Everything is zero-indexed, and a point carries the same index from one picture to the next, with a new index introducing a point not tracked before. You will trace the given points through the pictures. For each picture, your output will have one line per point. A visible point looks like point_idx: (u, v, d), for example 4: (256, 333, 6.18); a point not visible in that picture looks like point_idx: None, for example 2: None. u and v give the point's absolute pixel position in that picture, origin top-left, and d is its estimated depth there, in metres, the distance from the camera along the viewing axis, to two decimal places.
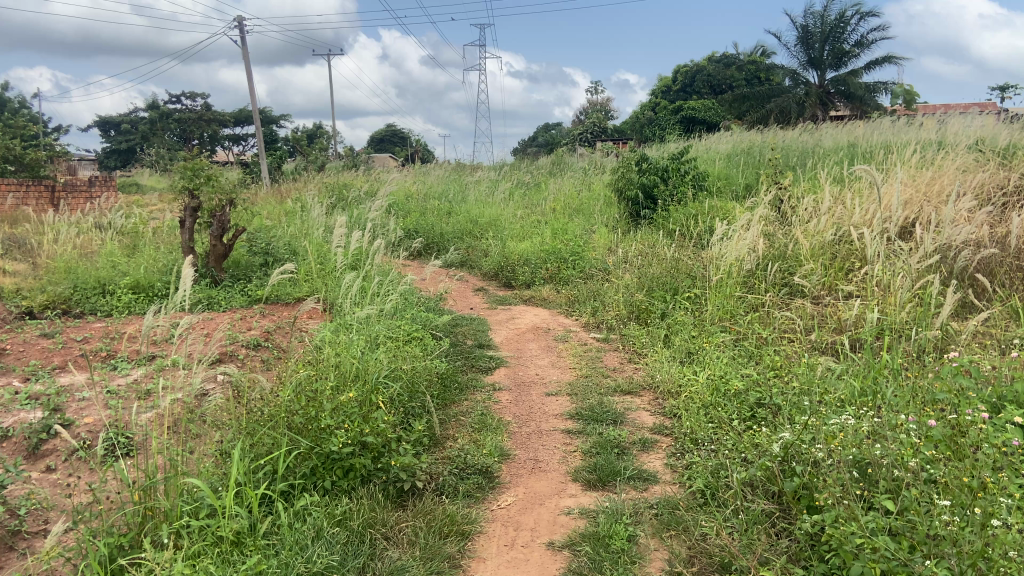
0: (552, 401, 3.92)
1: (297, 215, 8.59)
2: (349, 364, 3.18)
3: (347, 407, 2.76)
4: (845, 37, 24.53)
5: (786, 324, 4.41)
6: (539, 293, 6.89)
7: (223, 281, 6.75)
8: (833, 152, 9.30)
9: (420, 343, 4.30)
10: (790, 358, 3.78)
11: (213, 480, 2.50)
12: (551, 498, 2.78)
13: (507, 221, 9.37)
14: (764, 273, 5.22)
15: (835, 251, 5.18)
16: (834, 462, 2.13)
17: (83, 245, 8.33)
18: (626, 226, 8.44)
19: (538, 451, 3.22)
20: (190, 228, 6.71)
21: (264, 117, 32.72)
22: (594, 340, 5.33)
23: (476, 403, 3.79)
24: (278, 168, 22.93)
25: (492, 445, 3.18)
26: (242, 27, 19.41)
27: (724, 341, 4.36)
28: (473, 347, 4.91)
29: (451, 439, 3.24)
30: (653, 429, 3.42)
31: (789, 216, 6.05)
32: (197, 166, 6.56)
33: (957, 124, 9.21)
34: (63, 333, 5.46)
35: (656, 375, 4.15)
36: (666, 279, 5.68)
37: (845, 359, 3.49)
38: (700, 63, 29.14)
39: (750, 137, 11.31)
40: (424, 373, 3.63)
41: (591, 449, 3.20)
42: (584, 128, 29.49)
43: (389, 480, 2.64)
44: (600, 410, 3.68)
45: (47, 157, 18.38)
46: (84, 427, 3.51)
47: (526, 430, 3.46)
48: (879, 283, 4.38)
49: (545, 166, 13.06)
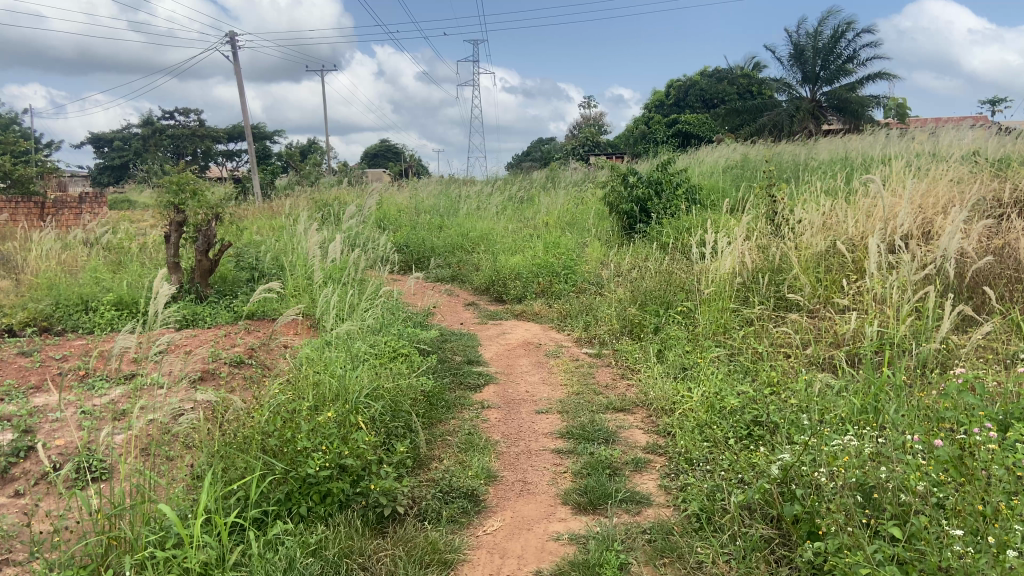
0: (542, 419, 3.80)
1: (286, 229, 8.48)
2: (329, 384, 3.06)
3: (325, 429, 2.64)
4: (838, 52, 24.62)
5: (782, 337, 4.31)
6: (531, 307, 6.78)
7: (209, 297, 6.64)
8: (827, 165, 9.25)
9: (407, 360, 4.18)
10: (787, 373, 3.68)
11: (182, 507, 2.37)
12: (539, 522, 2.65)
13: (498, 235, 9.26)
14: (758, 287, 5.13)
15: (829, 263, 5.10)
16: (837, 486, 2.02)
17: (68, 261, 8.20)
18: (619, 240, 8.36)
19: (527, 472, 3.09)
20: (175, 243, 6.60)
21: (258, 133, 32.71)
22: (586, 355, 5.21)
23: (464, 421, 3.67)
24: (271, 183, 22.81)
25: (479, 466, 3.06)
26: (234, 43, 19.44)
27: (719, 356, 4.26)
28: (462, 363, 4.80)
29: (437, 460, 3.12)
30: (646, 448, 3.31)
31: (784, 227, 5.97)
32: (183, 180, 6.45)
33: (950, 136, 9.17)
34: (42, 351, 5.32)
35: (649, 391, 4.04)
36: (658, 292, 5.59)
37: (844, 375, 3.39)
38: (693, 77, 29.21)
39: (744, 149, 11.27)
40: (408, 392, 3.51)
41: (582, 469, 3.08)
42: (578, 144, 29.54)
43: (369, 505, 2.50)
44: (592, 429, 3.56)
45: (37, 173, 18.20)
46: (54, 450, 3.38)
47: (515, 450, 3.34)
48: (876, 296, 4.29)
49: (539, 179, 13.01)
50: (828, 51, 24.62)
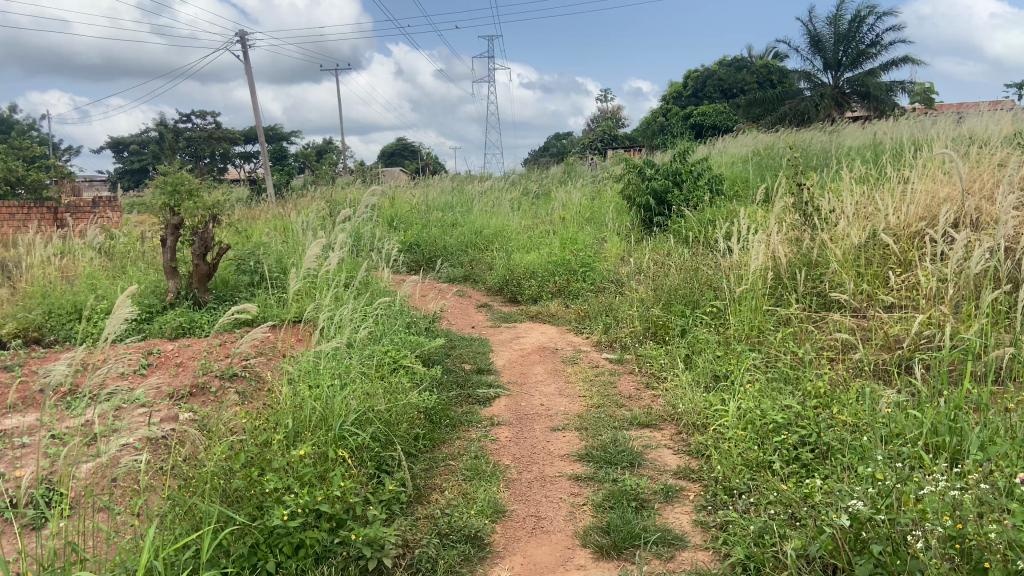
0: (558, 438, 3.38)
1: (290, 230, 8.12)
2: (311, 409, 2.67)
3: (300, 468, 2.25)
4: (859, 37, 23.91)
5: (825, 341, 3.87)
6: (547, 307, 6.36)
7: (207, 303, 6.31)
8: (856, 151, 8.74)
9: (408, 374, 3.79)
10: (836, 385, 3.24)
11: (128, 563, 2.00)
12: (554, 572, 2.24)
13: (513, 232, 8.86)
14: (794, 284, 4.70)
15: (869, 257, 4.67)
16: (929, 545, 1.60)
17: (67, 268, 7.91)
18: (639, 234, 7.90)
19: (540, 505, 2.68)
20: (171, 247, 6.29)
21: (273, 134, 32.53)
22: (606, 361, 4.79)
23: (470, 442, 3.27)
24: (285, 183, 22.55)
25: (485, 501, 2.66)
26: (244, 42, 19.25)
27: (756, 362, 3.82)
28: (471, 373, 4.40)
29: (436, 493, 2.73)
30: (677, 473, 2.89)
31: (816, 217, 5.50)
32: (177, 180, 6.11)
33: (987, 118, 8.62)
34: (25, 364, 4.99)
35: (677, 404, 3.62)
36: (684, 291, 5.15)
37: (905, 388, 2.96)
38: (710, 68, 28.59)
39: (767, 138, 10.75)
40: (405, 414, 3.11)
41: (603, 502, 2.66)
42: (594, 139, 29.08)
43: (351, 557, 2.10)
44: (614, 450, 3.14)
45: (50, 179, 18.11)
46: (12, 483, 3.02)
47: (526, 477, 2.93)
48: (931, 292, 3.84)
49: (556, 174, 12.56)
50: (850, 36, 23.94)
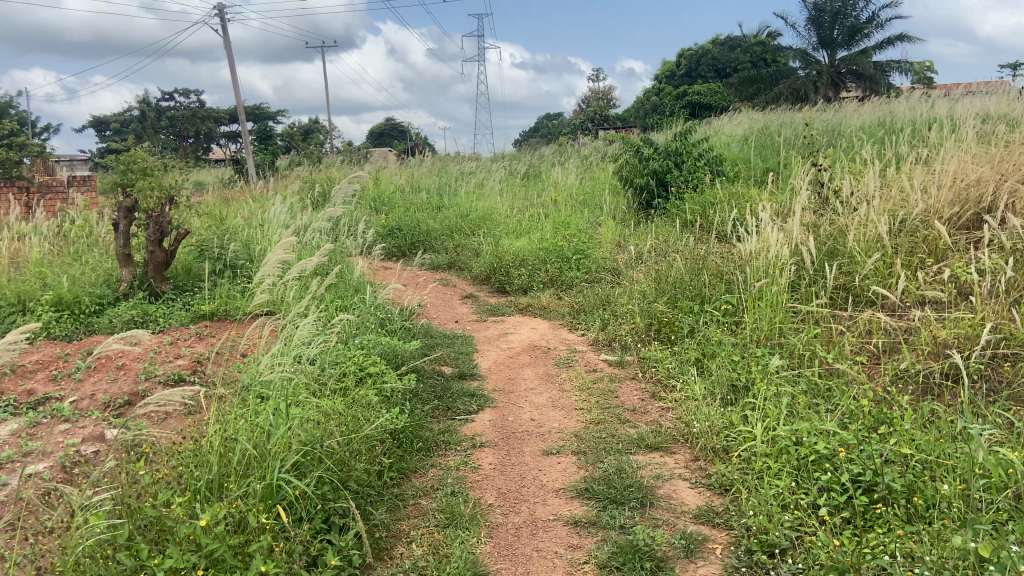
0: (552, 465, 2.84)
1: (261, 214, 7.50)
2: (241, 446, 2.13)
3: (214, 543, 1.73)
4: (855, 14, 23.24)
5: (858, 345, 3.33)
6: (538, 300, 5.79)
7: (165, 294, 5.67)
8: (866, 130, 8.17)
9: (376, 385, 3.22)
10: (884, 404, 2.72)
11: None
12: None
13: (502, 217, 8.27)
14: (818, 277, 4.16)
15: (900, 247, 4.14)
16: None
17: (18, 252, 7.24)
18: (635, 218, 7.34)
19: (531, 563, 2.15)
20: (124, 231, 5.63)
21: (256, 112, 31.57)
22: (606, 363, 4.25)
23: (446, 473, 2.73)
24: (267, 164, 21.73)
25: (462, 559, 2.12)
26: (222, 14, 18.38)
27: (781, 371, 3.28)
28: (453, 380, 3.85)
29: (401, 547, 2.21)
30: (698, 517, 2.36)
31: (834, 201, 4.94)
32: (130, 157, 5.47)
33: (1003, 95, 8.06)
34: None
35: (693, 421, 3.08)
36: (692, 283, 4.59)
37: (973, 413, 2.44)
38: (705, 45, 27.80)
39: (769, 116, 10.16)
40: (363, 442, 2.55)
41: (609, 560, 2.13)
42: (584, 119, 28.30)
43: None
44: (620, 484, 2.59)
45: (20, 158, 17.21)
46: None
47: (515, 521, 2.40)
48: (984, 290, 3.32)
49: (548, 154, 11.94)
50: (846, 14, 23.25)
